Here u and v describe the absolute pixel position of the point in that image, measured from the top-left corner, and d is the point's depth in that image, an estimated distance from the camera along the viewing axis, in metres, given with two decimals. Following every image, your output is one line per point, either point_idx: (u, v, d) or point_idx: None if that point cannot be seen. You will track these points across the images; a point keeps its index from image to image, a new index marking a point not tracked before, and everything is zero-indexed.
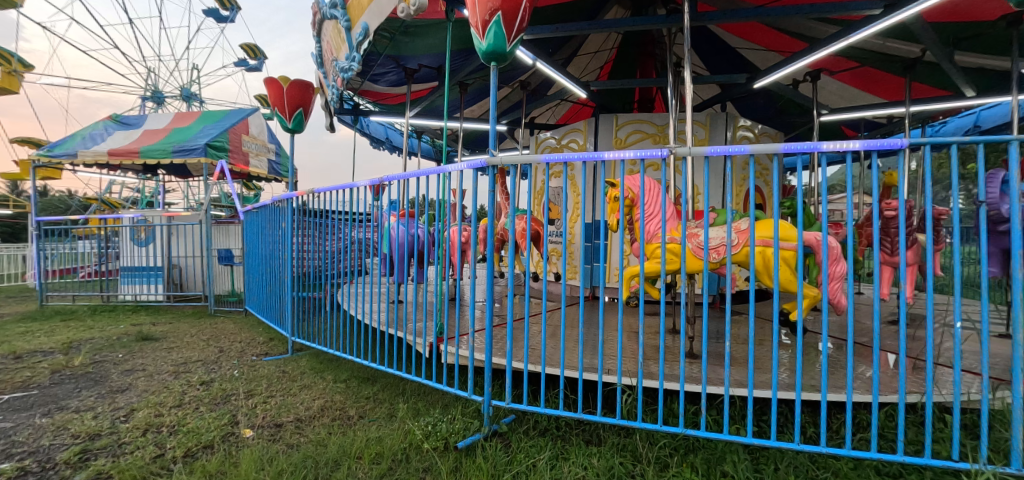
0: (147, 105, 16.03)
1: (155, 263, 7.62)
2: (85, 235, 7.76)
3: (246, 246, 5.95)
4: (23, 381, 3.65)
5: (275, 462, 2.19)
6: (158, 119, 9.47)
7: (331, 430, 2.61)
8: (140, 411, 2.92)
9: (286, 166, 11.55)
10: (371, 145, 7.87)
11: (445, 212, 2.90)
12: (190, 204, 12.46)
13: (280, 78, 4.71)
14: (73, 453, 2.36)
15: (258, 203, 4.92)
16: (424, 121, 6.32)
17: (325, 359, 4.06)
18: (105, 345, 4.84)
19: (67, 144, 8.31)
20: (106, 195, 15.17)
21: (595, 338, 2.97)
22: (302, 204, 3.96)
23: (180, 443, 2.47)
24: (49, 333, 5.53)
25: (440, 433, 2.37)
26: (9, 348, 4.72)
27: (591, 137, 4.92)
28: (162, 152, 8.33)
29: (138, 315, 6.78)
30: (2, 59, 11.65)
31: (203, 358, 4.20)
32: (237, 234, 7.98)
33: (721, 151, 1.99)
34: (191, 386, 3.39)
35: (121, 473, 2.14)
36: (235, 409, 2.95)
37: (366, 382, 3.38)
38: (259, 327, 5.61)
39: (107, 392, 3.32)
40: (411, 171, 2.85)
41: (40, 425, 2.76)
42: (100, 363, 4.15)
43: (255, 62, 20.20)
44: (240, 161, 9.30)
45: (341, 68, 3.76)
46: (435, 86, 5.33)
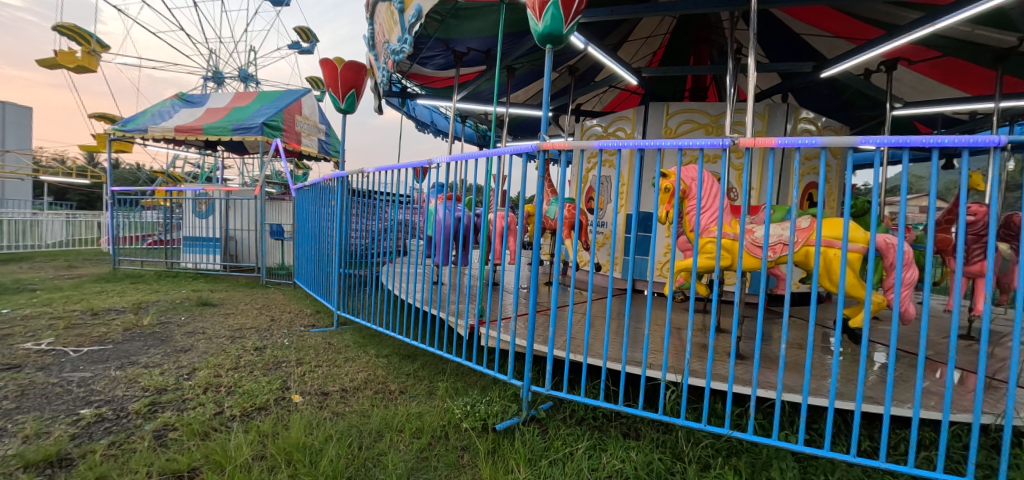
0: (209, 86, 16.94)
1: (214, 235, 8.08)
2: (152, 206, 8.36)
3: (296, 222, 6.20)
4: (100, 335, 3.99)
5: (323, 428, 2.30)
6: (219, 98, 9.96)
7: (374, 402, 2.71)
8: (202, 370, 3.13)
9: (335, 146, 11.93)
10: (417, 128, 8.01)
11: (489, 197, 2.93)
12: (245, 180, 13.17)
13: (335, 59, 4.85)
14: (144, 405, 2.56)
15: (310, 181, 5.09)
16: (471, 105, 6.32)
17: (368, 334, 4.21)
18: (169, 307, 5.23)
19: (139, 119, 8.93)
20: (171, 170, 16.24)
21: (637, 331, 2.92)
22: (350, 184, 4.08)
23: (237, 403, 2.63)
24: (123, 294, 6.04)
25: (480, 413, 2.41)
26: (88, 305, 5.18)
27: (640, 125, 4.77)
28: (223, 130, 8.78)
29: (198, 282, 7.28)
30: (81, 40, 12.59)
31: (256, 326, 4.45)
32: (288, 210, 8.32)
33: (788, 143, 1.86)
34: (245, 351, 3.61)
35: (186, 426, 2.31)
36: (286, 375, 3.11)
37: (406, 359, 3.48)
38: (306, 300, 5.90)
39: (172, 351, 3.58)
40: (458, 154, 2.86)
41: (115, 377, 3.01)
42: (165, 323, 4.48)
43: (308, 45, 20.86)
44: (293, 140, 9.67)
45: (393, 50, 3.81)
46: (483, 70, 5.30)
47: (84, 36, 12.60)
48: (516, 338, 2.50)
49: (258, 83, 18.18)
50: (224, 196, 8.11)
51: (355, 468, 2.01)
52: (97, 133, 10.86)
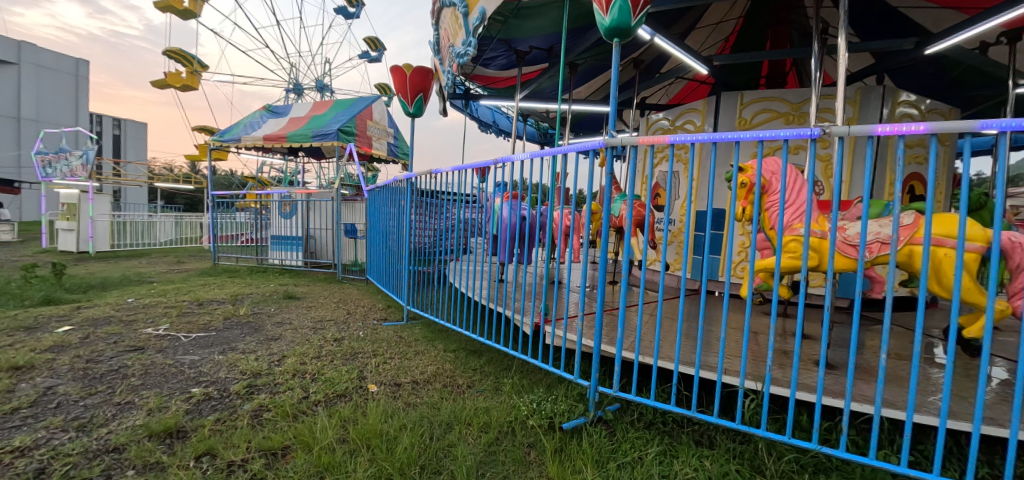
0: (291, 97, 18.37)
1: (296, 234, 8.74)
2: (245, 208, 9.23)
3: (369, 220, 6.53)
4: (206, 323, 4.48)
5: (397, 417, 2.42)
6: (300, 107, 10.75)
7: (443, 395, 2.80)
8: (290, 357, 3.42)
9: (403, 149, 12.47)
10: (480, 128, 8.16)
11: (554, 196, 2.91)
12: (323, 183, 14.15)
13: (403, 65, 5.08)
14: (242, 387, 2.84)
15: (381, 183, 5.36)
16: (533, 104, 6.33)
17: (436, 329, 4.37)
18: (261, 299, 5.76)
19: (233, 130, 9.91)
20: (260, 175, 17.83)
21: (710, 335, 2.78)
22: (419, 185, 4.24)
23: (321, 389, 2.83)
24: (222, 286, 6.74)
25: (545, 411, 2.41)
26: (195, 296, 5.84)
27: (711, 117, 4.52)
28: (304, 137, 9.48)
29: (283, 277, 7.94)
30: (186, 62, 14.15)
31: (335, 318, 4.77)
32: (361, 210, 8.82)
33: (890, 131, 1.67)
34: (326, 342, 3.88)
35: (279, 408, 2.53)
36: (362, 365, 3.31)
37: (473, 354, 3.57)
38: (378, 295, 6.24)
39: (264, 339, 3.93)
40: (522, 153, 2.87)
41: (218, 361, 3.37)
42: (258, 314, 4.94)
43: (376, 54, 21.95)
44: (365, 144, 10.22)
45: (458, 53, 3.90)
46: (545, 68, 5.29)
47: (187, 58, 14.16)
48: (582, 337, 2.48)
49: (333, 92, 19.43)
50: (305, 198, 8.76)
51: (427, 457, 2.09)
52: (200, 143, 12.18)
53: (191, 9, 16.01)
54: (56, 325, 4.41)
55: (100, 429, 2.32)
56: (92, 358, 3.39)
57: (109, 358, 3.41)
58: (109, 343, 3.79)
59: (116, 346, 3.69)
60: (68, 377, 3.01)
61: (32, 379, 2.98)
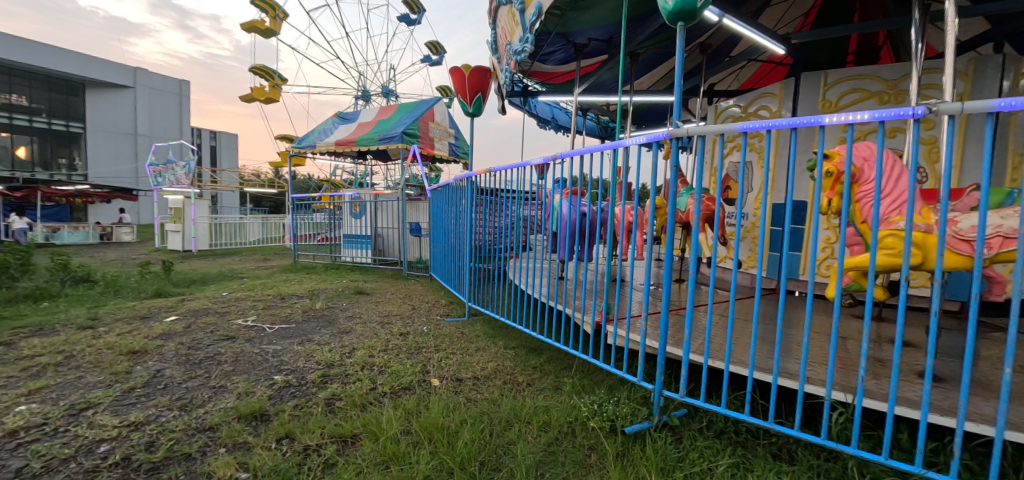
0: (360, 103, 19.41)
1: (366, 232, 9.24)
2: (321, 209, 9.90)
3: (432, 219, 6.72)
4: (287, 316, 4.85)
5: (458, 412, 2.46)
6: (368, 112, 11.31)
7: (503, 392, 2.81)
8: (359, 350, 3.60)
9: (464, 149, 12.73)
10: (539, 125, 8.12)
11: (615, 191, 2.81)
12: (390, 184, 14.82)
13: (462, 65, 5.16)
14: (317, 376, 3.03)
15: (442, 182, 5.49)
16: (593, 97, 6.18)
17: (497, 326, 4.40)
18: (335, 294, 6.14)
19: (309, 137, 10.65)
20: (334, 178, 19.02)
21: (790, 339, 2.55)
22: (479, 183, 4.29)
23: (387, 381, 2.95)
24: (301, 282, 7.27)
25: (607, 413, 2.34)
26: (278, 291, 6.34)
27: (789, 101, 4.16)
28: (371, 140, 9.96)
29: (354, 273, 8.41)
30: (268, 76, 15.40)
31: (401, 313, 4.97)
32: (424, 209, 9.11)
33: (1016, 105, 1.43)
34: (393, 336, 4.04)
35: (349, 398, 2.67)
36: (426, 359, 3.41)
37: (533, 352, 3.55)
38: (441, 291, 6.41)
39: (337, 332, 4.18)
40: (581, 147, 2.80)
41: (297, 351, 3.62)
42: (332, 308, 5.27)
43: (438, 57, 22.58)
44: (428, 145, 10.53)
45: (515, 50, 3.89)
46: (604, 60, 5.14)
47: (270, 73, 15.39)
48: (644, 338, 2.38)
49: (398, 96, 20.26)
50: (373, 198, 9.20)
51: (487, 453, 2.10)
52: (282, 151, 13.24)
53: (272, 28, 17.40)
54: (165, 315, 4.97)
55: (198, 410, 2.57)
56: (192, 345, 3.78)
57: (207, 345, 3.78)
58: (207, 332, 4.20)
59: (212, 335, 4.09)
60: (174, 361, 3.37)
61: (145, 362, 3.37)
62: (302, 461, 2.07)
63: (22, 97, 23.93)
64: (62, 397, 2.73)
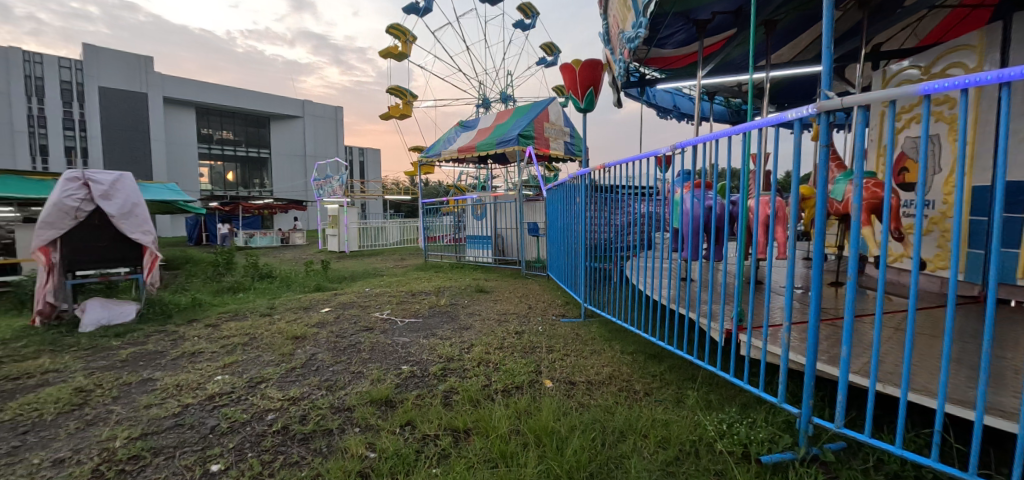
0: (481, 111, 20.45)
1: (486, 233, 9.66)
2: (447, 212, 10.63)
3: (548, 219, 6.71)
4: (416, 311, 5.26)
5: (569, 417, 2.37)
6: (487, 119, 11.81)
7: (618, 400, 2.64)
8: (477, 346, 3.72)
9: (578, 146, 12.20)
10: (659, 116, 7.62)
11: (748, 181, 2.45)
12: (509, 186, 15.31)
13: (573, 61, 5.04)
14: (438, 369, 3.20)
15: (557, 181, 5.45)
16: (720, 79, 5.58)
17: (613, 329, 4.20)
18: (458, 291, 6.51)
19: (435, 146, 11.50)
20: (459, 183, 20.33)
21: (1003, 364, 1.94)
22: (594, 180, 4.15)
23: (501, 379, 2.99)
24: (430, 279, 7.86)
25: (738, 436, 2.05)
26: (410, 287, 6.94)
27: (994, 54, 3.25)
28: (490, 145, 10.35)
29: (477, 272, 8.84)
30: (402, 94, 17.06)
31: (517, 312, 5.04)
32: (541, 210, 9.00)
33: None
34: (509, 334, 4.11)
35: (466, 392, 2.75)
36: (540, 359, 3.38)
37: (652, 359, 3.30)
38: (558, 291, 6.38)
39: (458, 328, 4.39)
40: (705, 134, 2.51)
41: (423, 344, 3.88)
42: (455, 305, 5.58)
43: (553, 58, 22.72)
44: (543, 145, 10.53)
45: (628, 38, 3.66)
46: (732, 35, 4.58)
47: (403, 92, 17.05)
48: (786, 351, 2.03)
49: (515, 101, 20.88)
50: (493, 200, 9.55)
51: (598, 465, 1.98)
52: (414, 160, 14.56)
53: (404, 52, 19.25)
54: (321, 306, 5.76)
55: (340, 391, 2.87)
56: (339, 333, 4.29)
57: (350, 335, 4.26)
58: (351, 322, 4.75)
59: (355, 326, 4.61)
60: (325, 347, 3.86)
61: (304, 346, 3.91)
62: (420, 449, 2.16)
63: (227, 131, 30.13)
64: (245, 371, 3.29)
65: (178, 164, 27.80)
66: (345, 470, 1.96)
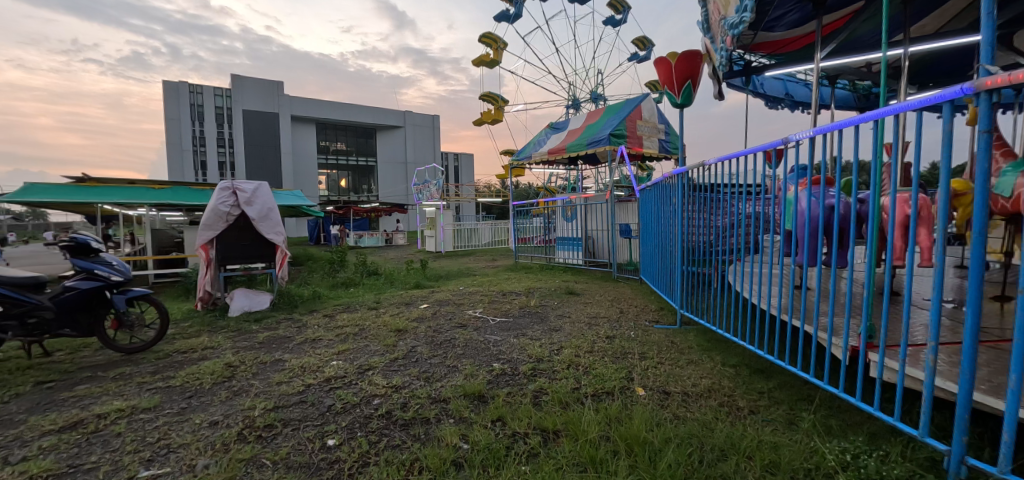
0: (570, 112, 20.36)
1: (577, 235, 9.58)
2: (537, 214, 10.73)
3: (641, 221, 6.46)
4: (506, 310, 5.39)
5: (663, 428, 2.26)
6: (577, 119, 11.71)
7: (718, 415, 2.46)
8: (567, 348, 3.70)
9: (675, 143, 11.55)
10: (767, 106, 6.94)
11: (881, 176, 2.13)
12: (600, 186, 15.02)
13: (669, 54, 4.80)
14: (528, 368, 3.24)
15: (652, 181, 5.22)
16: (842, 61, 4.94)
17: (713, 338, 3.92)
18: (548, 293, 6.54)
19: (526, 149, 11.68)
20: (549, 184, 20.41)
21: None
22: (694, 179, 3.91)
23: (591, 383, 2.93)
24: (520, 280, 8.00)
25: (865, 470, 1.79)
26: (501, 287, 7.13)
27: None
28: (580, 146, 10.25)
29: (566, 274, 8.80)
30: (493, 100, 17.60)
31: (608, 316, 4.92)
32: (633, 210, 8.79)
33: None
34: (599, 338, 4.02)
35: (555, 394, 2.75)
36: (631, 366, 3.27)
37: (759, 374, 3.02)
38: (651, 295, 6.11)
39: (548, 329, 4.41)
40: (824, 124, 2.24)
41: (513, 343, 3.96)
42: (544, 306, 5.61)
43: (645, 53, 21.85)
44: (636, 144, 10.14)
45: (731, 24, 3.40)
46: (859, 9, 4.03)
47: (494, 97, 17.58)
48: (930, 377, 1.73)
49: (605, 99, 20.45)
50: (583, 202, 9.41)
51: None
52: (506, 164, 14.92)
53: (495, 59, 19.82)
54: (420, 303, 6.15)
55: (437, 382, 3.04)
56: (436, 329, 4.54)
57: (445, 330, 4.49)
58: (446, 319, 5.00)
59: (450, 322, 4.85)
60: (423, 341, 4.11)
61: (405, 339, 4.20)
62: (510, 445, 2.20)
63: (341, 143, 33.51)
64: (355, 358, 3.62)
65: (302, 173, 31.48)
66: (441, 458, 2.06)
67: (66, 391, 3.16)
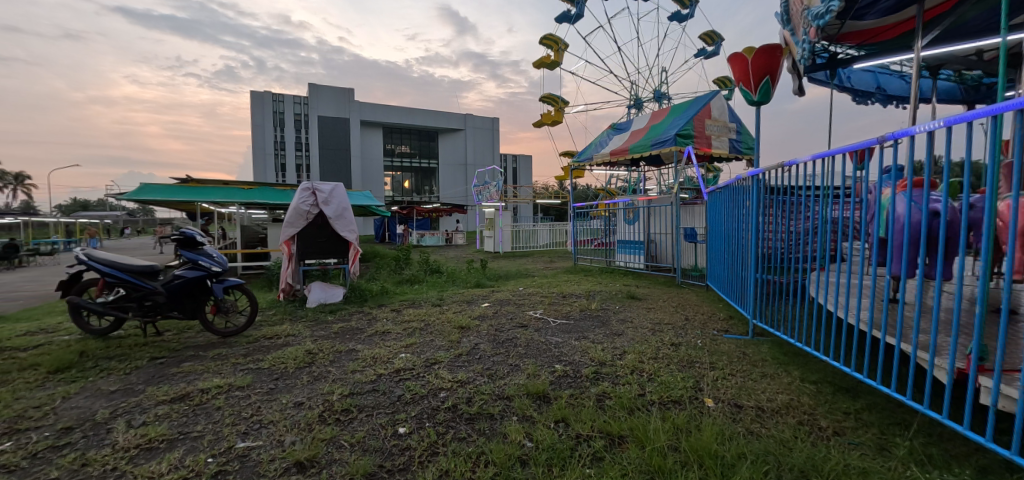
0: (632, 112, 19.87)
1: (639, 238, 9.32)
2: (597, 216, 10.57)
3: (709, 225, 6.16)
4: (567, 312, 5.37)
5: (736, 442, 2.15)
6: (641, 119, 11.40)
7: (798, 434, 2.30)
8: (630, 353, 3.63)
9: (748, 143, 10.88)
10: (855, 101, 6.36)
11: (999, 179, 1.89)
12: (663, 188, 14.52)
13: (745, 50, 4.58)
14: (591, 372, 3.21)
15: (723, 183, 4.96)
16: (948, 49, 4.43)
17: (791, 351, 3.66)
18: (609, 296, 6.43)
19: (587, 150, 11.57)
20: (609, 186, 20.03)
21: None
22: (771, 181, 3.68)
23: (656, 390, 2.86)
24: (580, 283, 7.92)
25: None
26: (561, 289, 7.10)
27: None
28: (644, 146, 9.99)
29: (627, 278, 8.59)
30: (553, 101, 17.58)
31: (673, 322, 4.75)
32: (700, 213, 8.19)
33: None
34: (664, 344, 3.90)
35: (620, 399, 2.71)
36: (699, 375, 3.14)
37: (844, 393, 2.79)
38: (719, 303, 5.82)
39: (610, 333, 4.34)
40: (928, 121, 2.04)
41: (575, 345, 3.94)
42: (605, 309, 5.53)
43: (714, 48, 20.81)
44: (705, 144, 9.68)
45: (816, 15, 3.19)
46: None
47: (553, 98, 17.55)
48: None
49: (670, 98, 19.75)
50: (646, 204, 9.01)
51: None
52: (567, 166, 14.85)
53: (556, 60, 19.76)
54: (481, 301, 6.28)
55: (500, 380, 3.09)
56: (497, 328, 4.62)
57: (507, 330, 4.55)
58: (508, 318, 5.08)
59: (511, 322, 4.91)
60: (486, 338, 4.20)
61: (468, 336, 4.32)
62: (574, 447, 2.20)
63: (406, 145, 34.97)
64: (422, 352, 3.78)
65: (371, 174, 33.18)
66: (506, 453, 2.11)
67: (174, 367, 3.57)
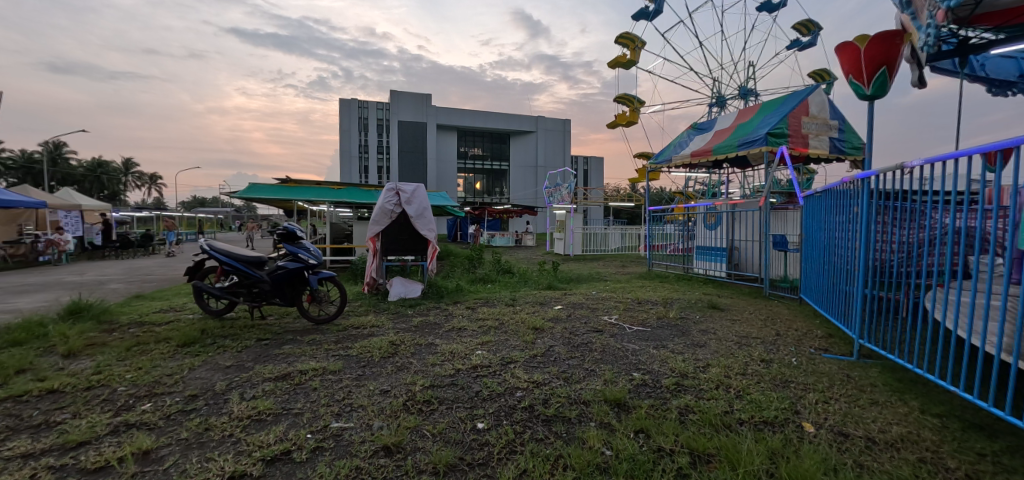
0: (715, 110, 18.76)
1: (721, 245, 8.76)
2: (673, 220, 10.09)
3: (804, 233, 5.62)
4: (643, 319, 5.18)
5: (844, 476, 1.94)
6: (726, 119, 10.74)
7: (920, 474, 2.02)
8: (714, 367, 3.41)
9: (852, 142, 9.81)
10: (991, 91, 5.52)
11: None
12: (748, 192, 13.55)
13: (857, 38, 4.15)
14: (671, 383, 3.06)
15: (824, 187, 4.50)
16: None
17: (906, 377, 3.23)
18: (688, 305, 6.12)
19: (666, 152, 11.13)
20: (687, 189, 19.10)
21: None
22: (886, 185, 3.26)
23: (746, 408, 2.66)
24: (656, 289, 7.62)
25: None
26: (635, 295, 6.88)
27: None
28: (730, 147, 9.41)
29: (708, 286, 8.11)
30: (629, 101, 17.09)
31: (762, 337, 4.40)
32: (794, 220, 7.57)
33: None
34: (752, 360, 3.62)
35: (705, 414, 2.56)
36: (796, 397, 2.87)
37: (977, 431, 2.40)
38: (816, 318, 5.30)
39: (691, 344, 4.11)
40: None
41: (653, 354, 3.80)
42: (685, 318, 5.25)
43: (810, 38, 19.05)
44: (800, 144, 8.87)
45: None
46: None
47: (628, 98, 17.05)
48: None
49: (758, 94, 18.40)
50: (730, 208, 8.46)
51: None
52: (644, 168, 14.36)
53: (633, 59, 19.23)
54: (554, 303, 6.27)
55: (576, 384, 3.05)
56: (572, 331, 4.58)
57: (581, 334, 4.49)
58: (581, 322, 5.01)
59: (585, 326, 4.84)
60: (560, 341, 4.18)
61: (543, 337, 4.32)
62: (657, 460, 2.11)
63: (481, 148, 35.87)
64: (498, 350, 3.84)
65: (447, 176, 34.41)
66: (586, 459, 2.07)
67: (277, 348, 3.95)
